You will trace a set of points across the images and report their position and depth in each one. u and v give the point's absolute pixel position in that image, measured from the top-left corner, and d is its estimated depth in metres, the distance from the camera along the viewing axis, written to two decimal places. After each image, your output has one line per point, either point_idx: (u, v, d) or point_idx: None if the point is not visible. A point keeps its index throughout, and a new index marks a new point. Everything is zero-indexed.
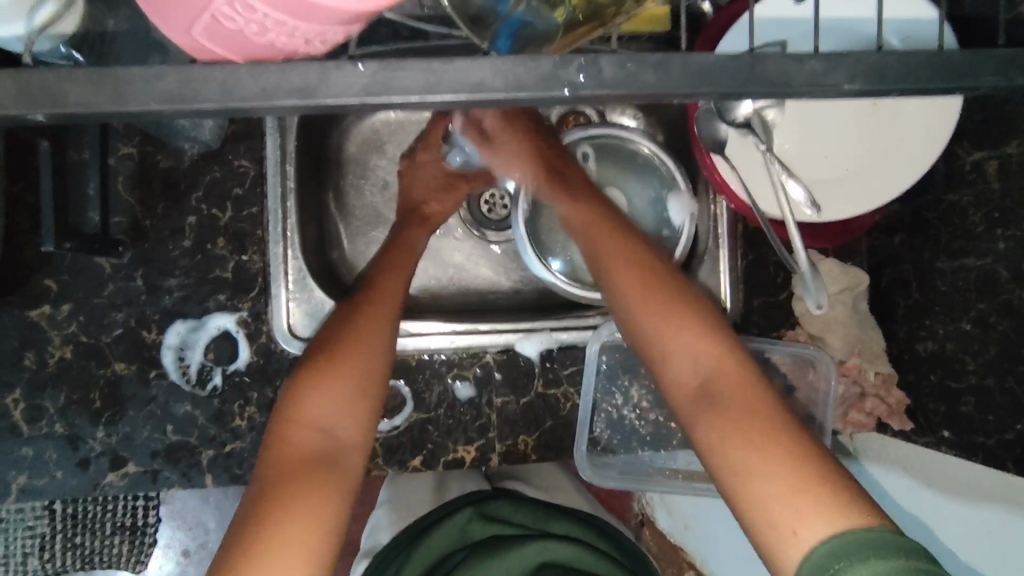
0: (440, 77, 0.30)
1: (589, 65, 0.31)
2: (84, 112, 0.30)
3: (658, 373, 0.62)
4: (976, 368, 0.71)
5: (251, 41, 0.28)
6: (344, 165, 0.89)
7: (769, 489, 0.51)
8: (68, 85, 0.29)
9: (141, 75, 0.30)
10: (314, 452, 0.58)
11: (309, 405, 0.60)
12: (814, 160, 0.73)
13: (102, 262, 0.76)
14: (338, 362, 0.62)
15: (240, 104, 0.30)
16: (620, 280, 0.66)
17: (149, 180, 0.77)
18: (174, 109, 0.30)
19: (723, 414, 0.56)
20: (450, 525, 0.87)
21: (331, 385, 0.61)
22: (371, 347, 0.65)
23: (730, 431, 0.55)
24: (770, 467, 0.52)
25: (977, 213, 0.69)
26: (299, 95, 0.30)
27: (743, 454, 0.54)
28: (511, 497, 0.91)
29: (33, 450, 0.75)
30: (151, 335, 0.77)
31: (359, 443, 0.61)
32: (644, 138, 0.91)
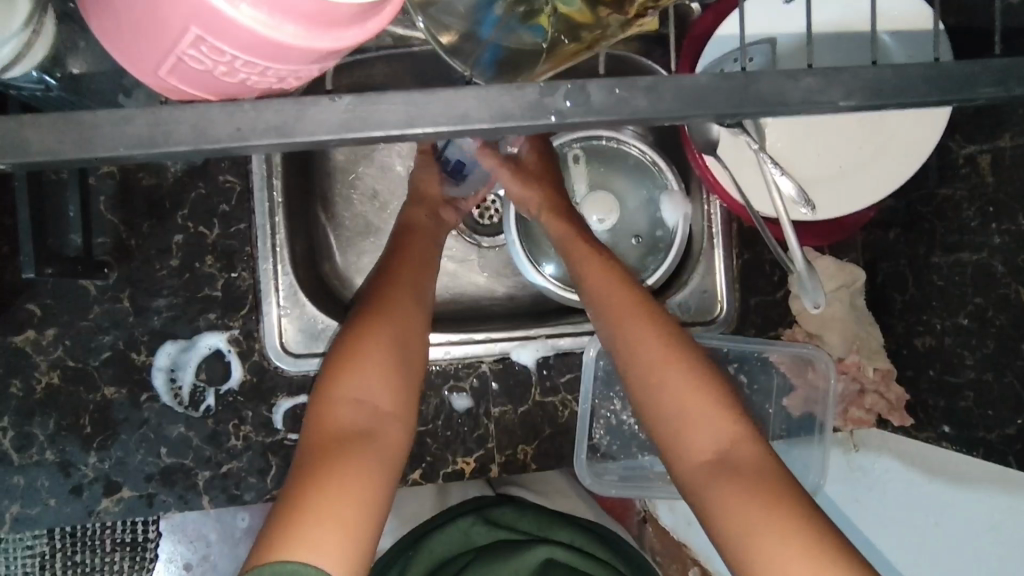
0: (422, 108, 0.29)
1: (576, 90, 0.30)
2: (50, 157, 0.29)
3: (659, 427, 0.63)
4: (975, 363, 0.70)
5: (220, 81, 0.28)
6: (332, 176, 0.88)
7: (779, 541, 0.53)
8: (33, 129, 0.28)
9: (108, 118, 0.28)
10: (352, 435, 0.58)
11: (350, 380, 0.61)
12: (807, 158, 0.73)
13: (87, 285, 0.75)
14: (369, 342, 0.62)
15: (212, 144, 0.29)
16: (625, 315, 0.66)
17: (133, 199, 0.76)
18: (145, 152, 0.29)
19: (729, 470, 0.58)
20: (452, 530, 0.88)
21: (362, 364, 0.61)
22: (405, 319, 0.65)
23: (737, 484, 0.57)
24: (777, 518, 0.54)
25: (971, 208, 0.69)
26: (278, 132, 0.29)
27: (750, 506, 0.56)
28: (515, 504, 0.90)
29: (24, 479, 0.74)
30: (141, 358, 0.76)
31: (397, 417, 0.61)
32: (635, 138, 0.91)
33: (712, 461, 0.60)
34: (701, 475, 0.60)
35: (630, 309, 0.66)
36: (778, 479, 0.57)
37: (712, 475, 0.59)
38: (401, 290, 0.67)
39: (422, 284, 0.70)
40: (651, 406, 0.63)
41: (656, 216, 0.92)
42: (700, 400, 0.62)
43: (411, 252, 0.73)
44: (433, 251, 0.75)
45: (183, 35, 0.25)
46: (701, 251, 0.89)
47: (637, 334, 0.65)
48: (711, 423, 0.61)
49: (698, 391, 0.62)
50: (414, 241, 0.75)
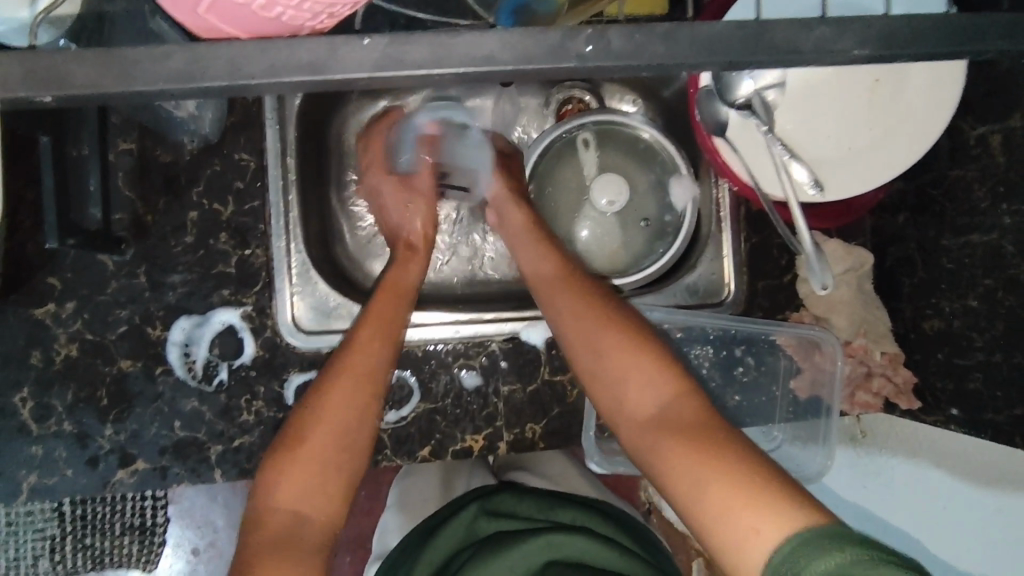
0: (448, 52, 0.30)
1: (596, 36, 0.31)
2: (89, 94, 0.30)
3: (606, 404, 0.66)
4: (985, 344, 0.71)
5: (256, 16, 0.29)
6: (344, 158, 0.89)
7: (719, 490, 0.53)
8: (78, 64, 0.29)
9: (148, 56, 0.29)
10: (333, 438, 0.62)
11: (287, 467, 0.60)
12: (816, 139, 0.73)
13: (105, 259, 0.76)
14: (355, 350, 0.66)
15: (246, 81, 0.29)
16: (565, 292, 0.71)
17: (150, 176, 0.77)
18: (182, 87, 0.30)
19: (670, 429, 0.59)
20: (456, 522, 0.88)
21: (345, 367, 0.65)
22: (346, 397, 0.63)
23: (678, 448, 0.57)
24: (714, 466, 0.54)
25: (982, 188, 0.69)
26: (309, 71, 0.30)
27: (686, 458, 0.56)
28: (512, 489, 0.93)
29: (42, 449, 0.75)
30: (157, 332, 0.77)
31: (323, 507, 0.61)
32: (644, 122, 0.90)
33: (652, 422, 0.61)
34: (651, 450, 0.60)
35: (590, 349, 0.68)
36: (714, 429, 0.57)
37: (653, 437, 0.60)
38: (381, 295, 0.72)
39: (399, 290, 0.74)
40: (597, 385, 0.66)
41: (666, 201, 0.93)
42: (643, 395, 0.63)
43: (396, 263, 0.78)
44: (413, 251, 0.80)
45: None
46: (710, 234, 0.90)
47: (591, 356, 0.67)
48: (645, 391, 0.63)
49: (633, 363, 0.64)
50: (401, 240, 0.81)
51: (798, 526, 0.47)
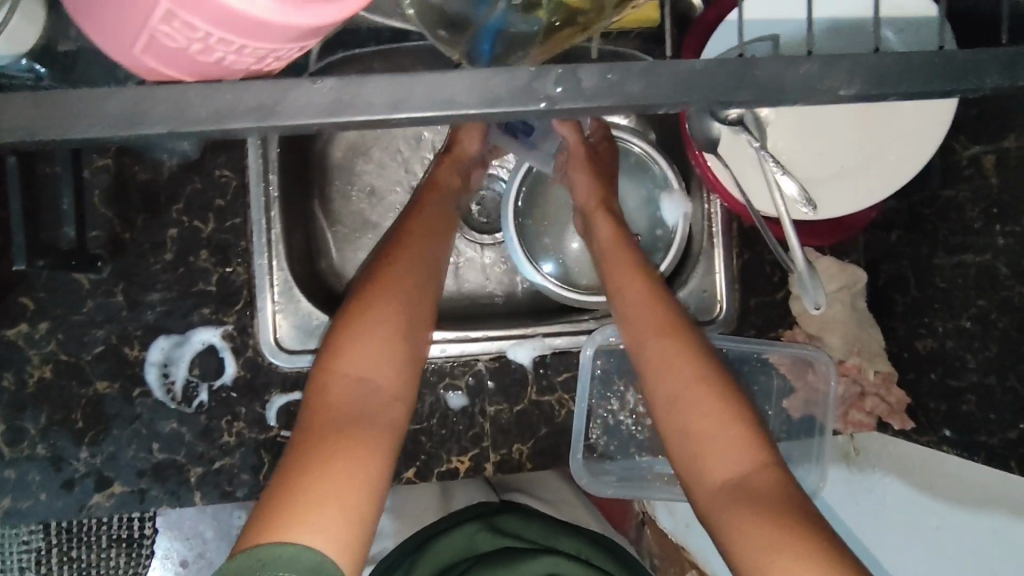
0: (409, 92, 0.29)
1: (566, 76, 0.29)
2: (25, 137, 0.28)
3: (678, 447, 0.63)
4: (978, 366, 0.69)
5: (195, 60, 0.27)
6: (330, 173, 0.88)
7: (788, 559, 0.52)
8: (8, 110, 0.28)
9: (85, 97, 0.28)
10: (350, 405, 0.58)
11: (350, 357, 0.61)
12: (808, 157, 0.72)
13: (80, 279, 0.74)
14: (367, 314, 0.63)
15: (194, 128, 0.28)
16: (618, 279, 0.72)
17: (128, 193, 0.75)
18: (119, 134, 0.28)
19: (752, 500, 0.56)
20: (458, 533, 0.86)
21: (369, 334, 0.62)
22: (404, 300, 0.65)
23: (750, 507, 0.56)
24: (786, 530, 0.53)
25: (975, 208, 0.68)
26: (259, 115, 0.28)
27: (767, 534, 0.53)
28: (523, 513, 0.90)
29: (16, 473, 0.73)
30: (134, 352, 0.75)
31: (394, 393, 0.62)
32: (635, 136, 0.90)
33: (729, 488, 0.58)
34: (718, 502, 0.58)
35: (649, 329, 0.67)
36: (793, 504, 0.55)
37: (728, 503, 0.57)
38: (399, 262, 0.67)
39: (428, 264, 0.69)
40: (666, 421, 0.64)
41: (657, 216, 0.91)
42: (706, 408, 0.61)
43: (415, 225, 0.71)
44: (448, 231, 0.74)
45: (152, 11, 0.24)
46: (702, 250, 0.88)
47: (653, 341, 0.66)
48: (726, 449, 0.60)
49: (716, 417, 0.61)
50: (430, 218, 0.73)
51: None
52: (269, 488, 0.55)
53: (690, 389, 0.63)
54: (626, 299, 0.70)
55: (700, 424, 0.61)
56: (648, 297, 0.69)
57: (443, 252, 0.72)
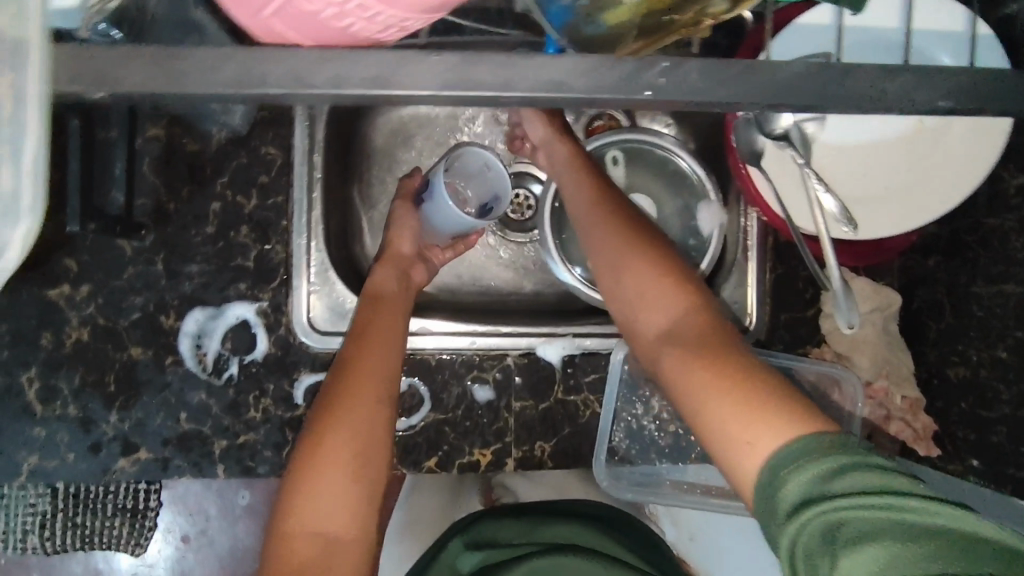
0: (519, 74, 0.33)
1: (671, 68, 0.33)
2: (144, 91, 0.33)
3: (625, 315, 0.69)
4: (1011, 398, 0.69)
5: (325, 26, 0.32)
6: (370, 158, 0.89)
7: (723, 404, 0.54)
8: (137, 62, 0.33)
9: (208, 57, 0.33)
10: (306, 562, 0.58)
11: (305, 513, 0.60)
12: (852, 176, 0.73)
13: (124, 244, 0.75)
14: (321, 461, 0.61)
15: (308, 86, 0.33)
16: (581, 201, 0.74)
17: (175, 163, 0.76)
18: (239, 91, 0.33)
19: (684, 344, 0.61)
20: (447, 553, 0.87)
21: (321, 486, 0.60)
22: (359, 430, 0.62)
23: (693, 365, 0.58)
24: (721, 380, 0.56)
25: (1020, 239, 0.68)
26: (372, 85, 0.33)
27: (697, 375, 0.57)
28: (495, 515, 0.90)
29: (45, 431, 0.74)
30: (170, 321, 0.76)
31: (352, 534, 0.60)
32: (676, 145, 0.89)
33: (668, 342, 0.63)
34: (669, 367, 0.61)
35: (604, 235, 0.70)
36: (736, 358, 0.57)
37: (665, 351, 0.62)
38: (353, 391, 0.64)
39: (377, 377, 0.66)
40: (616, 299, 0.69)
41: (692, 225, 0.91)
42: (665, 306, 0.65)
43: (366, 347, 0.68)
44: (399, 331, 0.72)
45: None
46: (735, 261, 0.88)
47: (607, 248, 0.70)
48: (667, 310, 0.65)
49: (652, 282, 0.66)
50: (380, 316, 0.72)
51: (799, 437, 0.49)
52: None
53: (649, 290, 0.66)
54: (584, 217, 0.72)
55: (660, 319, 0.65)
56: (604, 213, 0.71)
57: (397, 363, 0.69)
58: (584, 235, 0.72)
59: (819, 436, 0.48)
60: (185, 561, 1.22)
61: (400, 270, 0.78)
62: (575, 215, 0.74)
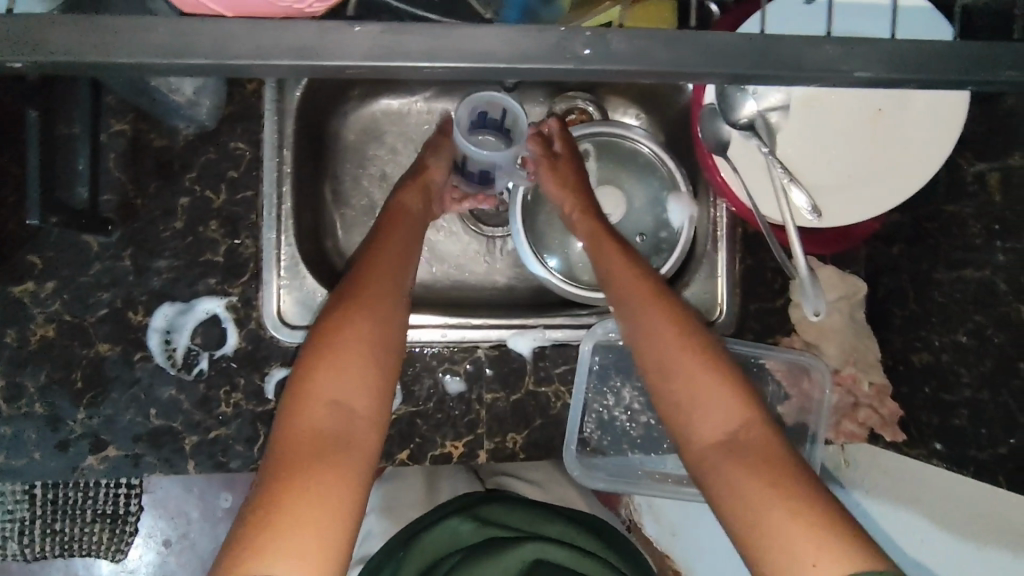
0: (443, 46, 0.35)
1: (595, 39, 0.35)
2: (71, 58, 0.34)
3: (668, 414, 0.64)
4: (972, 381, 0.70)
5: None
6: (342, 154, 0.90)
7: (782, 523, 0.52)
8: (59, 31, 0.34)
9: (134, 27, 0.34)
10: (324, 429, 0.58)
11: (322, 380, 0.60)
12: (816, 165, 0.74)
13: (90, 240, 0.75)
14: (341, 338, 0.62)
15: (233, 60, 0.34)
16: (621, 277, 0.70)
17: (142, 159, 0.76)
18: (169, 62, 0.34)
19: (739, 454, 0.58)
20: (442, 529, 0.81)
21: (342, 362, 0.61)
22: (377, 315, 0.64)
23: (747, 473, 0.56)
24: (780, 497, 0.54)
25: (977, 225, 0.69)
26: (298, 54, 0.35)
27: (753, 489, 0.55)
28: (503, 500, 0.84)
29: (11, 430, 0.73)
30: (138, 317, 0.76)
31: (371, 415, 0.61)
32: (644, 136, 0.90)
33: (717, 445, 0.59)
34: (717, 473, 0.58)
35: (649, 315, 0.67)
36: (791, 473, 0.55)
37: (716, 457, 0.59)
38: (376, 282, 0.66)
39: (398, 273, 0.69)
40: (657, 392, 0.65)
41: (663, 217, 0.92)
42: (715, 406, 0.61)
43: (391, 243, 0.72)
44: (415, 236, 0.75)
45: None
46: (704, 253, 0.89)
47: (651, 331, 0.66)
48: (715, 407, 0.61)
49: (702, 380, 0.62)
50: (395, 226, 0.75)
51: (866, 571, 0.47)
52: (241, 521, 0.54)
53: (696, 383, 0.62)
54: (622, 293, 0.69)
55: (709, 420, 0.61)
56: (648, 294, 0.68)
57: (412, 269, 0.71)
58: (624, 314, 0.69)
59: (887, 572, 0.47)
60: (166, 566, 1.21)
61: (422, 192, 0.80)
62: (613, 292, 0.70)
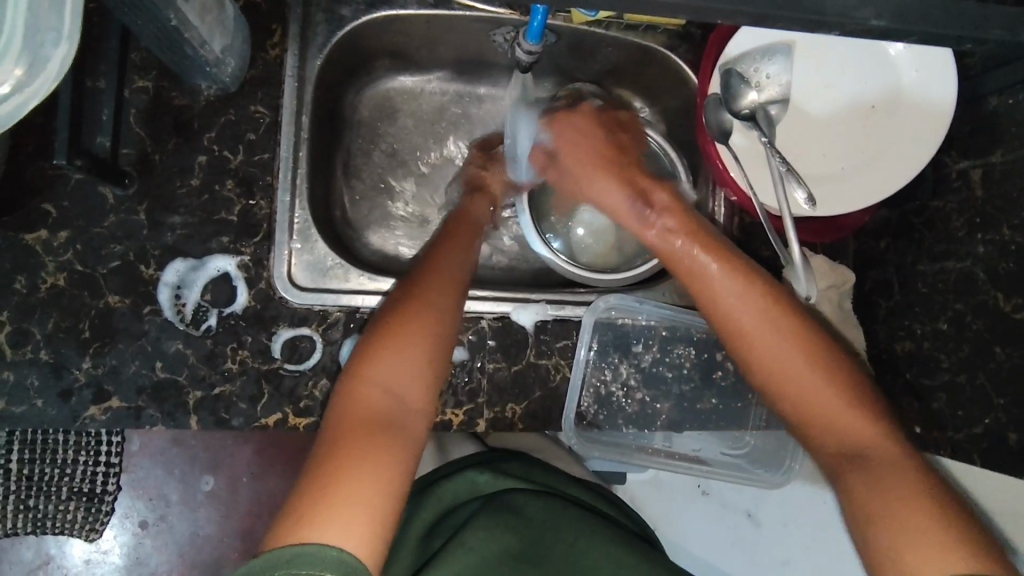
0: None
1: None
2: None
3: (799, 422, 0.65)
4: (950, 366, 0.74)
5: None
6: (355, 128, 0.94)
7: (913, 537, 0.54)
8: None
9: None
10: (377, 412, 0.60)
11: (379, 364, 0.63)
12: (812, 157, 0.79)
13: (106, 192, 0.76)
14: (402, 326, 0.66)
15: None
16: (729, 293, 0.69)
17: (161, 117, 0.78)
18: None
19: (873, 469, 0.59)
20: (460, 478, 0.82)
21: (402, 350, 0.64)
22: (434, 310, 0.68)
23: (882, 489, 0.58)
24: (916, 518, 0.55)
25: (959, 219, 0.74)
26: None
27: (884, 502, 0.57)
28: (523, 460, 0.88)
29: (14, 376, 0.73)
30: (149, 271, 0.77)
31: (421, 405, 0.63)
32: (648, 126, 0.93)
33: (847, 458, 0.61)
34: (848, 486, 0.60)
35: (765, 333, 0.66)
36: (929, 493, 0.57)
37: (845, 471, 0.61)
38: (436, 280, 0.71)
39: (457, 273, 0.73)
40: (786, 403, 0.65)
41: None
42: (849, 424, 0.62)
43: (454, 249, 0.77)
44: (474, 242, 0.82)
45: None
46: None
47: (769, 347, 0.66)
48: (848, 424, 0.62)
49: (836, 400, 0.63)
50: (461, 233, 0.83)
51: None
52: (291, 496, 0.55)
53: (818, 398, 0.64)
54: (732, 300, 0.69)
55: (838, 432, 0.63)
56: (765, 303, 0.68)
57: (466, 269, 0.77)
58: (729, 328, 0.69)
59: None
60: (141, 547, 1.19)
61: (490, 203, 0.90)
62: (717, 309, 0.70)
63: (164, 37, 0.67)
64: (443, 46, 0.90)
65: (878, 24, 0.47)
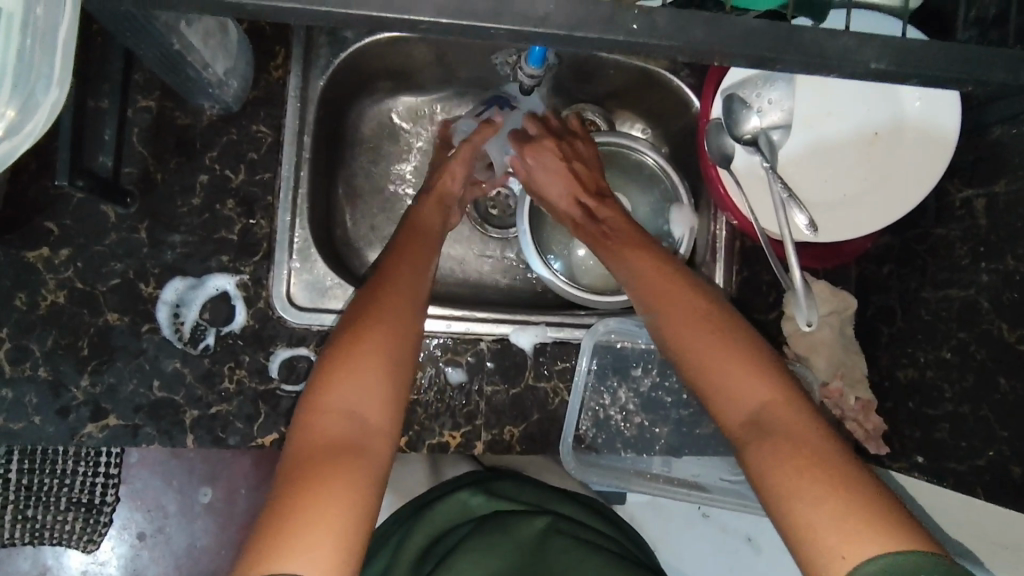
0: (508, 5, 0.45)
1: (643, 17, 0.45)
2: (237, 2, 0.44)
3: (709, 399, 0.65)
4: (953, 396, 0.73)
5: None
6: (358, 147, 0.94)
7: (817, 507, 0.53)
8: None
9: None
10: (336, 438, 0.60)
11: (336, 390, 0.63)
12: (814, 183, 0.78)
13: (109, 210, 0.76)
14: (356, 347, 0.66)
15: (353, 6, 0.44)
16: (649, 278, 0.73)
17: (164, 136, 0.78)
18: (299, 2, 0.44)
19: (772, 436, 0.59)
20: (453, 500, 0.82)
21: (356, 374, 0.64)
22: (390, 329, 0.68)
23: (784, 460, 0.57)
24: (822, 486, 0.54)
25: (963, 247, 0.74)
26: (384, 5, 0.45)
27: (785, 470, 0.56)
28: (515, 478, 0.86)
29: (12, 392, 0.73)
30: (148, 289, 0.77)
31: (381, 425, 0.63)
32: (650, 148, 0.93)
33: (749, 425, 0.61)
34: (752, 456, 0.59)
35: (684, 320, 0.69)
36: (837, 462, 0.56)
37: (750, 440, 0.60)
38: (392, 296, 0.71)
39: (414, 285, 0.73)
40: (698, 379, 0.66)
41: (666, 227, 0.95)
42: (745, 390, 0.63)
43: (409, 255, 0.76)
44: (432, 238, 0.81)
45: None
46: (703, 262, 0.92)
47: (677, 325, 0.69)
48: (743, 391, 0.63)
49: (737, 367, 0.64)
50: (413, 231, 0.80)
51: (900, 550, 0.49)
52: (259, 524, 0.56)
53: (717, 365, 0.65)
54: (645, 277, 0.74)
55: (738, 401, 0.63)
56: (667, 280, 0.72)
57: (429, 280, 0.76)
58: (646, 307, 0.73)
59: (921, 552, 0.49)
60: (138, 560, 1.19)
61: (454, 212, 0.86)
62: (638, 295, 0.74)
63: (166, 61, 0.67)
64: (445, 67, 0.90)
65: (878, 66, 0.47)
